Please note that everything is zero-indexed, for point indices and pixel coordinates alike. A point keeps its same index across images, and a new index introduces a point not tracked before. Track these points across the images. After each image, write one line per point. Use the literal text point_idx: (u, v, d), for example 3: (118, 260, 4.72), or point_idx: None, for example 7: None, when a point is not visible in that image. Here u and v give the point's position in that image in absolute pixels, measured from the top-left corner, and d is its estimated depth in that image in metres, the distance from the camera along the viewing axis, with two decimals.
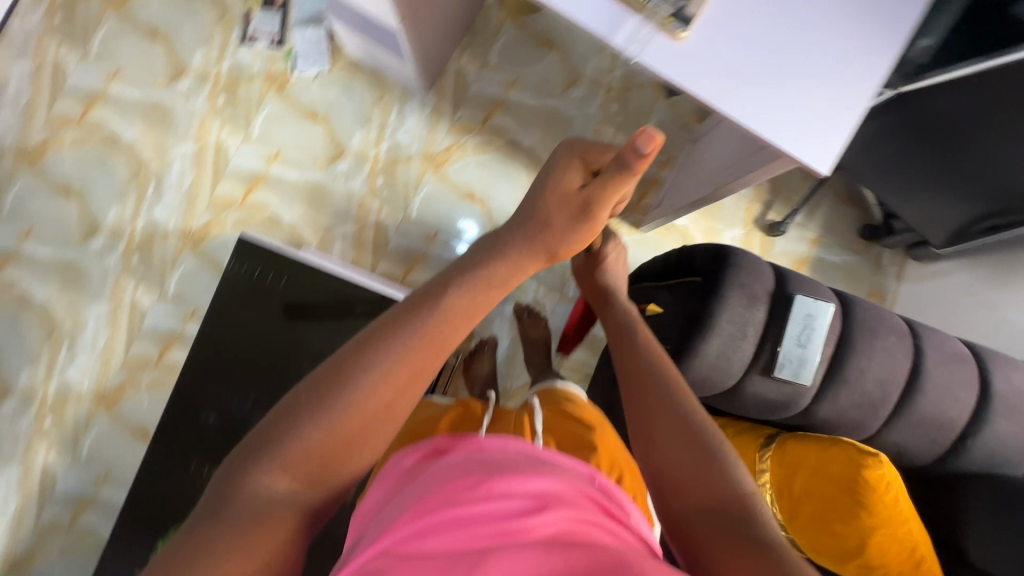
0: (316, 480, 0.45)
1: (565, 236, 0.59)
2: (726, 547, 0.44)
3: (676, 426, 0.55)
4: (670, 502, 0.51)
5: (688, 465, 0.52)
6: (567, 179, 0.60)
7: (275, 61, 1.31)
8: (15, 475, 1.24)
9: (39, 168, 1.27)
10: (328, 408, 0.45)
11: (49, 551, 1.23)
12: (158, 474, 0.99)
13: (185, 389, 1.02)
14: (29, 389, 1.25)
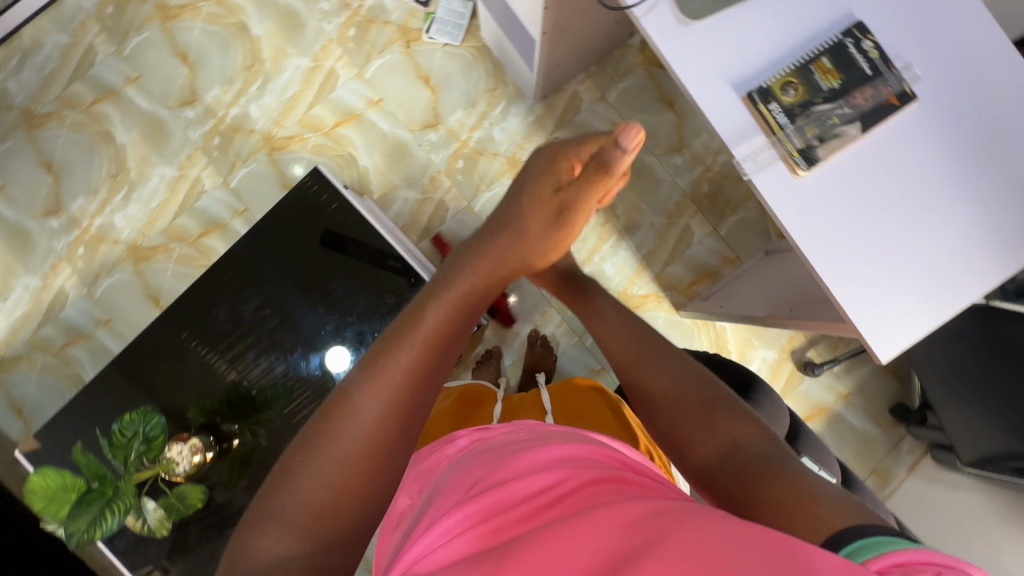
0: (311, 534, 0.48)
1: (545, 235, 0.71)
2: (749, 478, 0.46)
3: (675, 384, 0.59)
4: (685, 453, 0.53)
5: (693, 413, 0.55)
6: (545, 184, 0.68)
7: (414, 16, 1.34)
8: (33, 284, 1.31)
9: (169, 26, 1.34)
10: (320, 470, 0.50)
11: (34, 363, 1.30)
12: (149, 348, 1.02)
13: (207, 287, 1.05)
14: (76, 215, 1.32)
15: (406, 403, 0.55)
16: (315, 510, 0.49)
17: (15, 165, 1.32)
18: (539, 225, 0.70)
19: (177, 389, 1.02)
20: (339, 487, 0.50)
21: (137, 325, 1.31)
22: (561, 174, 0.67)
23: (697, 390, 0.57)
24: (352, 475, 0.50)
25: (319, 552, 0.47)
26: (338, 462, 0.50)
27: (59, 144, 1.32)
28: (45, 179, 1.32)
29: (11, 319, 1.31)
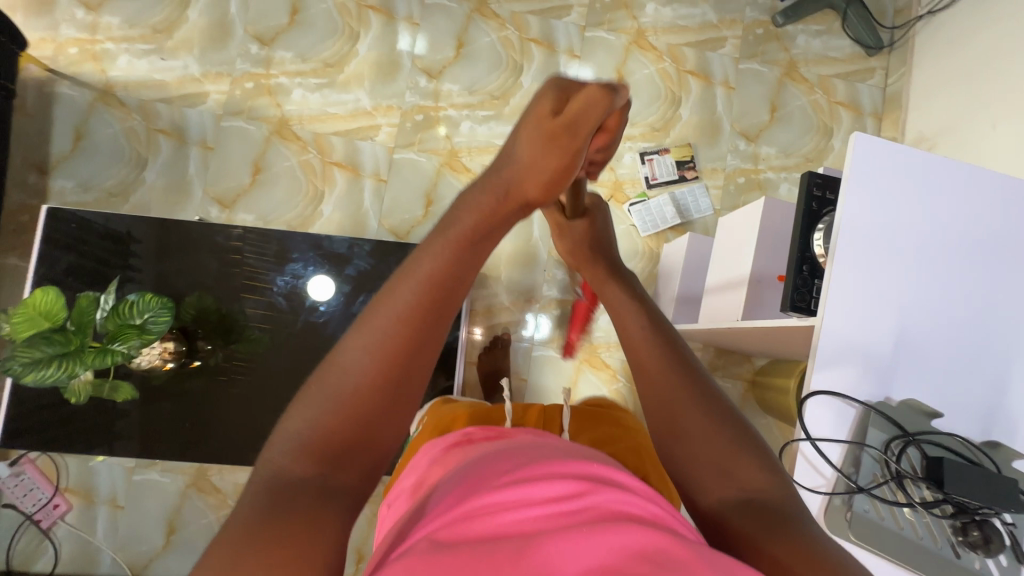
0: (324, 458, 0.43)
1: (536, 174, 0.50)
2: (760, 530, 0.42)
3: (694, 401, 0.52)
4: (694, 495, 0.49)
5: (699, 431, 0.50)
6: (536, 106, 0.47)
7: (634, 185, 1.39)
8: (191, 70, 1.33)
9: (473, 17, 1.40)
10: (330, 389, 0.46)
11: (129, 120, 1.30)
12: (195, 237, 0.97)
13: (298, 242, 0.98)
14: (274, 60, 1.35)
15: (417, 339, 0.47)
16: (315, 440, 0.44)
17: None
18: (530, 156, 0.49)
19: (192, 288, 0.96)
20: (356, 401, 0.45)
21: (225, 173, 1.31)
22: (548, 105, 0.46)
23: (686, 411, 0.51)
24: (369, 407, 0.45)
25: (333, 485, 0.42)
26: (345, 394, 0.45)
27: (318, 7, 1.38)
28: (282, 17, 1.36)
29: (149, 74, 1.32)
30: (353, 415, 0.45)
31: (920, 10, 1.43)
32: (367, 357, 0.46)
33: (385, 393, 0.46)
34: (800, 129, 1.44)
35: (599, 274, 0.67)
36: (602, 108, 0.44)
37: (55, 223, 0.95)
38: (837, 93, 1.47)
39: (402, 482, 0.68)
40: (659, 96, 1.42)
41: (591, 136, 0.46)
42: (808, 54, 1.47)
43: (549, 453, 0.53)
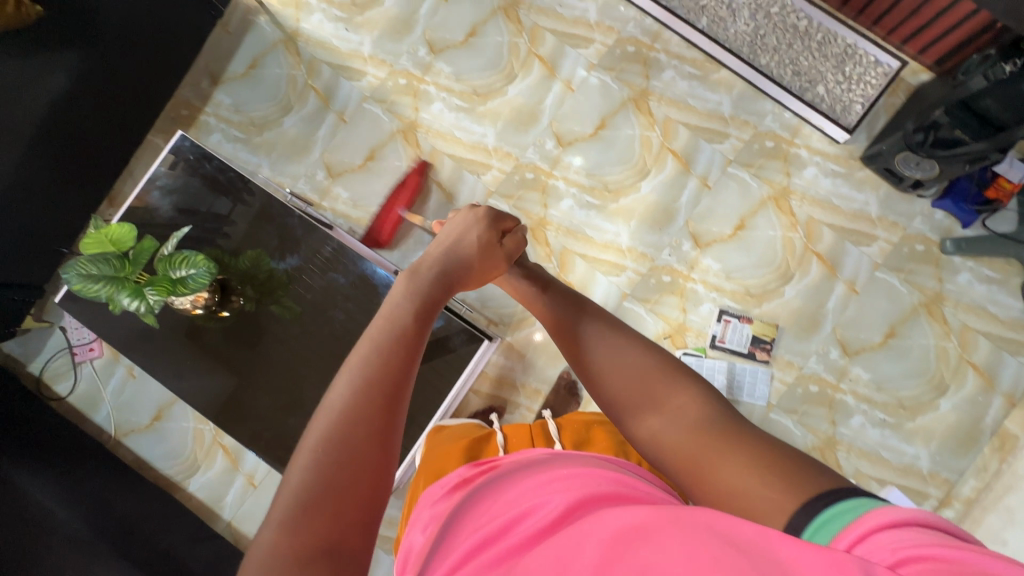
0: (327, 520, 0.49)
1: (482, 264, 0.80)
2: (697, 444, 0.57)
3: (620, 367, 0.68)
4: (636, 424, 0.64)
5: (628, 387, 0.66)
6: (474, 228, 0.80)
7: (698, 335, 1.30)
8: (364, 49, 1.45)
9: (626, 105, 1.38)
10: (322, 452, 0.51)
11: (295, 68, 1.45)
12: (274, 215, 1.11)
13: (352, 254, 1.09)
14: (433, 70, 1.43)
15: (394, 390, 0.57)
16: (313, 507, 0.49)
17: (466, 6, 1.44)
18: (486, 263, 0.81)
19: (250, 246, 1.10)
20: (356, 445, 0.53)
21: (345, 147, 1.41)
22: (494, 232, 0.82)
23: (612, 372, 0.68)
24: (367, 446, 0.53)
25: (340, 549, 0.48)
26: (337, 440, 0.52)
27: (494, 37, 1.43)
28: (458, 34, 1.44)
29: (331, 38, 1.46)
30: (353, 483, 0.51)
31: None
32: (356, 412, 0.54)
33: (378, 438, 0.54)
34: (909, 369, 1.26)
35: (560, 332, 0.77)
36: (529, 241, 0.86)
37: (179, 150, 1.12)
38: (975, 352, 1.26)
39: (410, 538, 0.71)
40: (772, 263, 1.31)
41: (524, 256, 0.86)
42: (962, 297, 1.28)
43: (520, 480, 0.62)
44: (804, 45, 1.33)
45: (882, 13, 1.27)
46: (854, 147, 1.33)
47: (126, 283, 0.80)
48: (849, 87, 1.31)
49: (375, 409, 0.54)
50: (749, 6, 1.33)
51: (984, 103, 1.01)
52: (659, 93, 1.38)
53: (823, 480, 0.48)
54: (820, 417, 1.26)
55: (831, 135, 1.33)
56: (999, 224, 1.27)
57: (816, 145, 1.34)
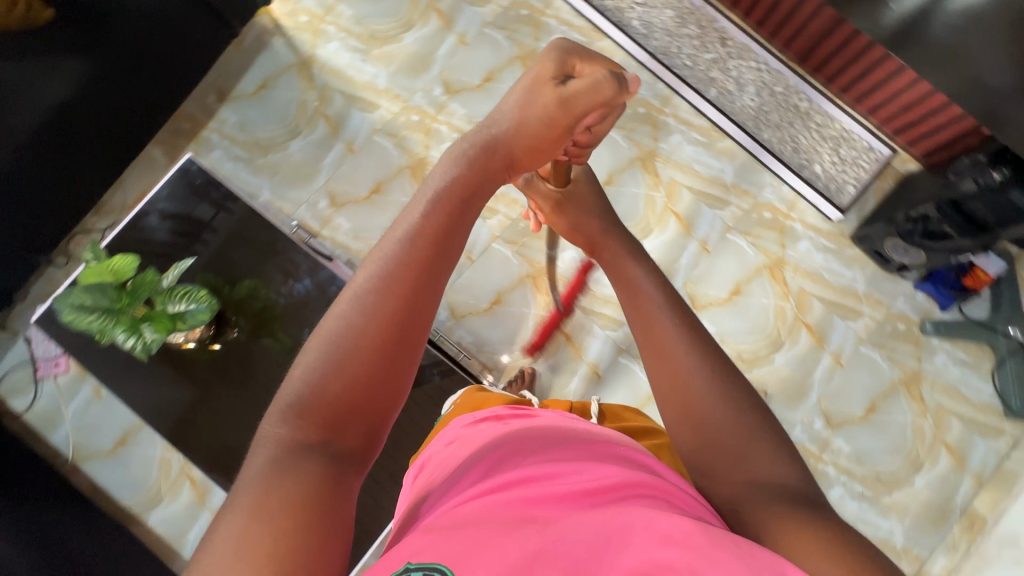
0: (328, 420, 0.44)
1: (528, 121, 0.61)
2: (782, 513, 0.47)
3: (710, 398, 0.56)
4: (706, 470, 0.54)
5: (712, 425, 0.55)
6: (534, 74, 0.62)
7: None
8: (379, 82, 1.45)
9: (633, 164, 1.42)
10: (327, 341, 0.46)
11: (307, 93, 1.44)
12: (276, 247, 1.08)
13: None
14: (447, 109, 1.44)
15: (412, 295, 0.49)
16: (314, 399, 0.44)
17: (485, 51, 1.47)
18: (531, 114, 0.61)
19: (249, 276, 1.07)
20: (366, 342, 0.46)
21: (351, 177, 1.40)
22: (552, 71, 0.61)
23: (695, 410, 0.56)
24: (373, 350, 0.46)
25: (333, 444, 0.44)
26: (346, 335, 0.46)
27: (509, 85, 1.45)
28: (475, 78, 1.45)
29: (347, 67, 1.45)
30: (355, 381, 0.45)
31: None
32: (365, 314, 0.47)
33: (387, 343, 0.47)
34: (888, 444, 1.31)
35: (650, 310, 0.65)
36: (606, 89, 0.59)
37: (184, 174, 1.08)
38: (948, 432, 1.31)
39: (432, 448, 0.70)
40: (764, 330, 1.35)
41: (589, 111, 0.61)
42: (939, 377, 1.34)
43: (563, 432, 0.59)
44: (805, 124, 1.40)
45: (878, 104, 1.35)
46: (846, 225, 1.39)
47: (120, 316, 0.76)
48: (843, 168, 1.38)
49: (393, 305, 0.48)
50: (755, 83, 1.42)
51: (973, 205, 1.06)
52: (665, 156, 1.43)
53: None
54: None
55: (825, 212, 1.39)
56: (974, 310, 1.34)
57: (811, 220, 1.40)
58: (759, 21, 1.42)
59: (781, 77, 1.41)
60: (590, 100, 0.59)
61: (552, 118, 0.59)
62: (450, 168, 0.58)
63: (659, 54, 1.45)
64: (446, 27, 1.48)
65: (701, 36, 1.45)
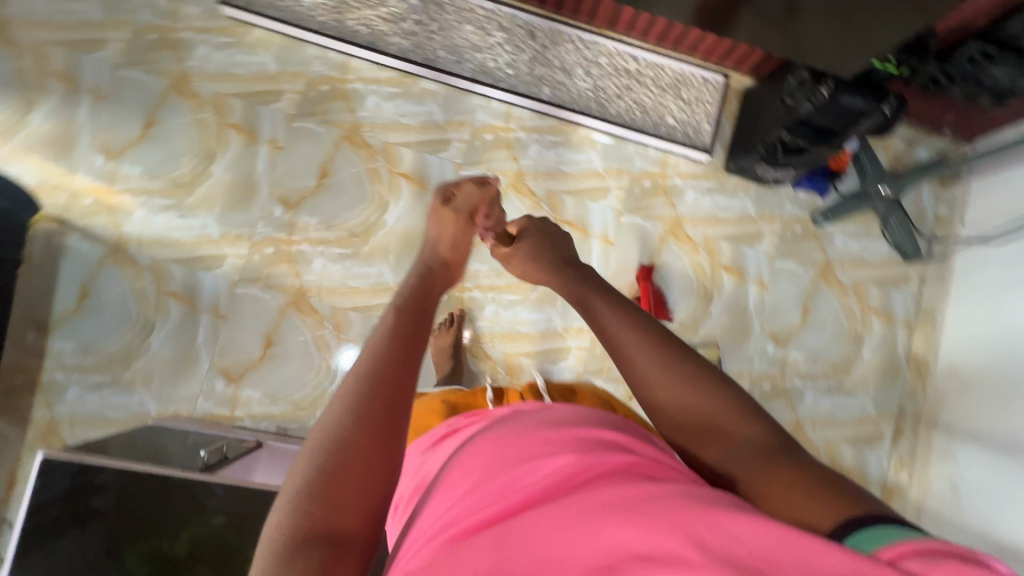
0: (320, 502, 0.45)
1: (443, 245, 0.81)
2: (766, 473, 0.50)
3: (671, 384, 0.58)
4: (681, 430, 0.57)
5: (685, 405, 0.57)
6: (435, 200, 0.83)
7: None
8: (210, 230, 1.29)
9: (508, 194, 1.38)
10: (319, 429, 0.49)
11: (138, 280, 1.26)
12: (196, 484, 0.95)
13: None
14: (298, 225, 1.31)
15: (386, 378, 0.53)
16: (319, 488, 0.46)
17: (306, 147, 1.34)
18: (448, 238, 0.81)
19: (184, 526, 0.94)
20: (355, 429, 0.49)
21: (235, 344, 1.26)
22: (445, 193, 0.83)
23: (653, 389, 0.59)
24: (361, 441, 0.48)
25: (339, 535, 0.45)
26: (338, 428, 0.49)
27: (348, 171, 1.34)
28: (310, 180, 1.33)
29: (168, 231, 1.28)
30: (353, 465, 0.47)
31: (961, 237, 1.43)
32: (348, 409, 0.50)
33: (376, 427, 0.50)
34: (829, 335, 1.43)
35: (616, 324, 0.65)
36: (482, 188, 0.84)
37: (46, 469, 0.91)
38: (870, 299, 1.45)
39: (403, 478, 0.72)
40: (690, 290, 1.40)
41: (478, 203, 0.83)
42: (844, 257, 1.46)
43: (523, 425, 0.58)
44: (643, 84, 1.40)
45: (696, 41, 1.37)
46: (716, 161, 1.44)
47: None
48: (692, 111, 1.41)
49: (373, 396, 0.51)
50: (580, 64, 1.39)
51: (816, 120, 1.11)
52: (533, 171, 1.39)
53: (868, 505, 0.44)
54: (780, 409, 1.40)
55: (694, 158, 1.42)
56: (845, 186, 1.47)
57: (686, 170, 1.43)
58: (557, 4, 1.38)
59: (600, 48, 1.39)
60: (471, 202, 0.83)
61: (453, 224, 0.81)
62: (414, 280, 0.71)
63: (480, 74, 1.39)
64: (251, 140, 1.33)
65: (510, 39, 1.38)
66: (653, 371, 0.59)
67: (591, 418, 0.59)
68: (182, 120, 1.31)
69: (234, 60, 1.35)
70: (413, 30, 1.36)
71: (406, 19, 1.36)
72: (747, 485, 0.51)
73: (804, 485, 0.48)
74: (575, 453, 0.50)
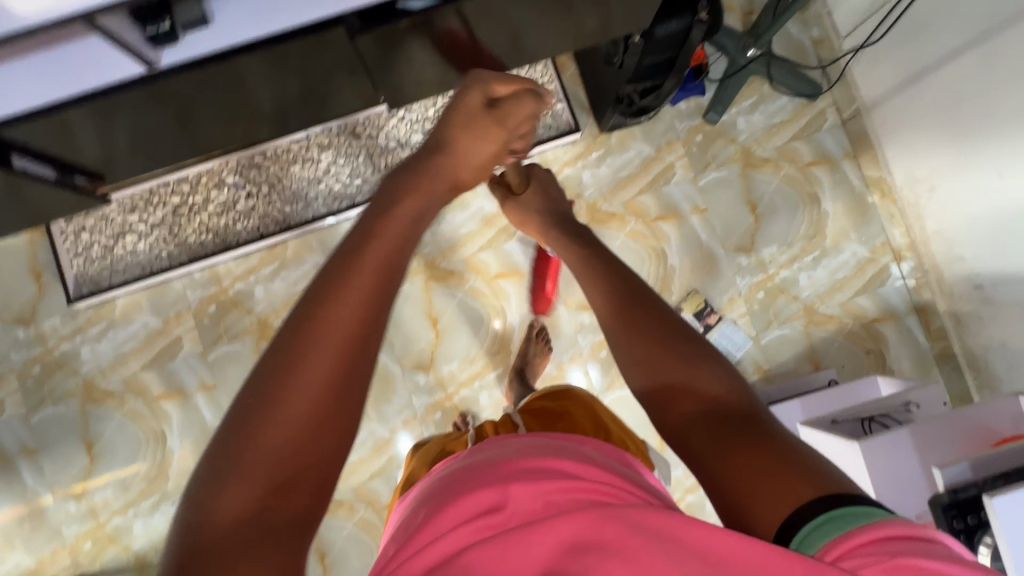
0: (239, 493, 0.43)
1: (467, 148, 0.70)
2: (733, 443, 0.52)
3: (662, 331, 0.62)
4: (662, 392, 0.59)
5: (683, 369, 0.59)
6: (469, 95, 0.73)
7: None
8: None
9: (431, 287, 1.34)
10: (257, 414, 0.45)
11: None
12: None
13: None
14: None
15: (338, 380, 0.47)
16: (241, 488, 0.43)
17: (234, 370, 1.31)
18: (472, 140, 0.71)
19: None
20: (298, 427, 0.45)
21: None
22: (495, 89, 0.75)
23: (658, 342, 0.61)
24: (298, 429, 0.45)
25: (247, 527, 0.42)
26: (269, 414, 0.45)
27: None
28: None
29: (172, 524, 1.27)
30: (275, 462, 0.44)
31: (846, 48, 1.35)
32: (292, 401, 0.45)
33: (322, 420, 0.46)
34: (787, 212, 1.38)
35: (625, 295, 0.67)
36: (527, 106, 0.76)
37: None
38: (803, 155, 1.39)
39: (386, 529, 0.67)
40: (642, 259, 1.36)
41: (517, 122, 0.75)
42: (756, 134, 1.40)
43: (490, 463, 0.56)
44: None
45: None
46: (590, 129, 1.37)
47: None
48: None
49: (328, 389, 0.46)
50: (414, 130, 1.32)
51: (648, 61, 1.05)
52: (439, 252, 1.34)
53: (819, 475, 0.48)
54: (787, 307, 1.37)
55: (567, 141, 1.35)
56: (715, 71, 1.40)
57: (569, 155, 1.37)
58: None
59: (422, 103, 1.32)
60: (516, 115, 0.75)
61: (491, 132, 0.73)
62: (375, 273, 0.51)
63: (335, 201, 1.32)
64: (185, 398, 1.30)
65: (338, 152, 1.31)
66: (652, 325, 0.63)
67: (543, 451, 0.57)
68: (115, 423, 1.28)
69: (119, 340, 1.30)
70: (249, 205, 1.31)
71: (238, 200, 1.30)
72: (711, 451, 0.53)
73: (766, 456, 0.50)
74: (529, 485, 0.50)
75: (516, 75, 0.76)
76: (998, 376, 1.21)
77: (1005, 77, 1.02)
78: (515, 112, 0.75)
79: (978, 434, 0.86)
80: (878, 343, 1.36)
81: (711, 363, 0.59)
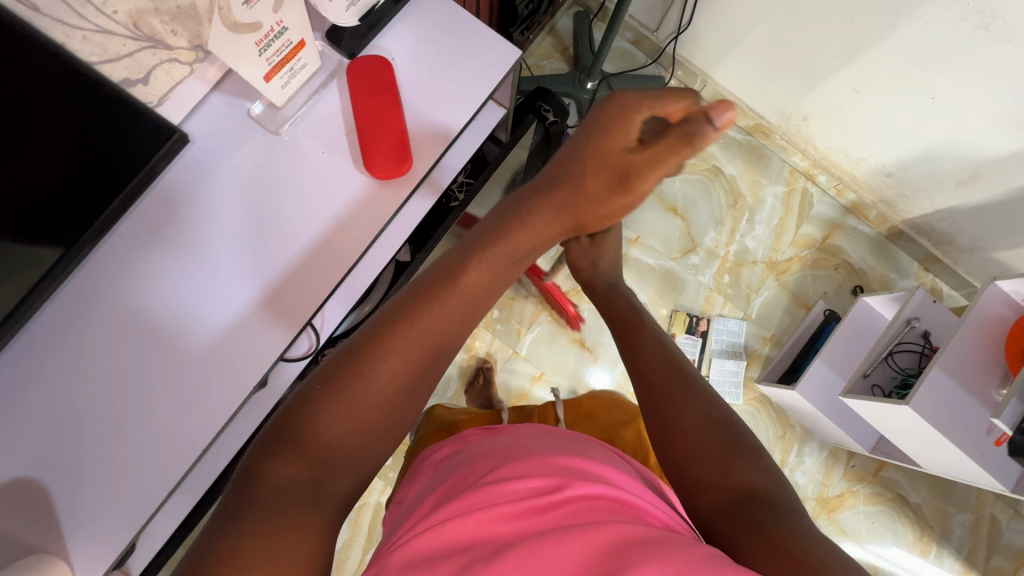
0: (311, 464, 0.48)
1: (594, 204, 0.61)
2: (766, 528, 0.48)
3: (702, 407, 0.58)
4: (697, 442, 0.56)
5: (723, 450, 0.55)
6: (615, 132, 0.58)
7: None
8: None
9: None
10: (352, 388, 0.51)
11: None
12: None
13: None
14: None
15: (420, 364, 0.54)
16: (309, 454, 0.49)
17: None
18: (599, 184, 0.59)
19: None
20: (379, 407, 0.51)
21: None
22: (633, 130, 0.57)
23: (715, 417, 0.57)
24: (384, 397, 0.52)
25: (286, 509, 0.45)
26: (365, 398, 0.51)
27: None
28: None
29: None
30: (336, 439, 0.50)
31: (664, 39, 1.40)
32: (378, 385, 0.52)
33: (390, 403, 0.52)
34: (702, 196, 1.43)
35: (649, 341, 0.67)
36: (685, 143, 0.55)
37: None
38: None
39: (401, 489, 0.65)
40: None
41: (662, 169, 0.58)
42: None
43: (531, 446, 0.54)
44: None
45: None
46: None
47: None
48: None
49: (413, 374, 0.54)
50: None
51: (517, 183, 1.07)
52: None
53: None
54: (754, 274, 1.42)
55: None
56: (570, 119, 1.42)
57: None
58: None
59: None
60: (663, 154, 0.56)
61: (615, 166, 0.58)
62: (488, 272, 0.59)
63: None
64: None
65: None
66: (702, 395, 0.60)
67: (580, 448, 0.55)
68: None
69: None
70: None
71: None
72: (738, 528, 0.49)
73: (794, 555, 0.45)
74: (559, 476, 0.48)
75: (673, 107, 0.57)
76: (947, 234, 1.32)
77: (816, 18, 1.10)
78: (661, 152, 0.56)
79: (980, 332, 0.93)
80: (840, 256, 1.43)
81: (748, 452, 0.55)
